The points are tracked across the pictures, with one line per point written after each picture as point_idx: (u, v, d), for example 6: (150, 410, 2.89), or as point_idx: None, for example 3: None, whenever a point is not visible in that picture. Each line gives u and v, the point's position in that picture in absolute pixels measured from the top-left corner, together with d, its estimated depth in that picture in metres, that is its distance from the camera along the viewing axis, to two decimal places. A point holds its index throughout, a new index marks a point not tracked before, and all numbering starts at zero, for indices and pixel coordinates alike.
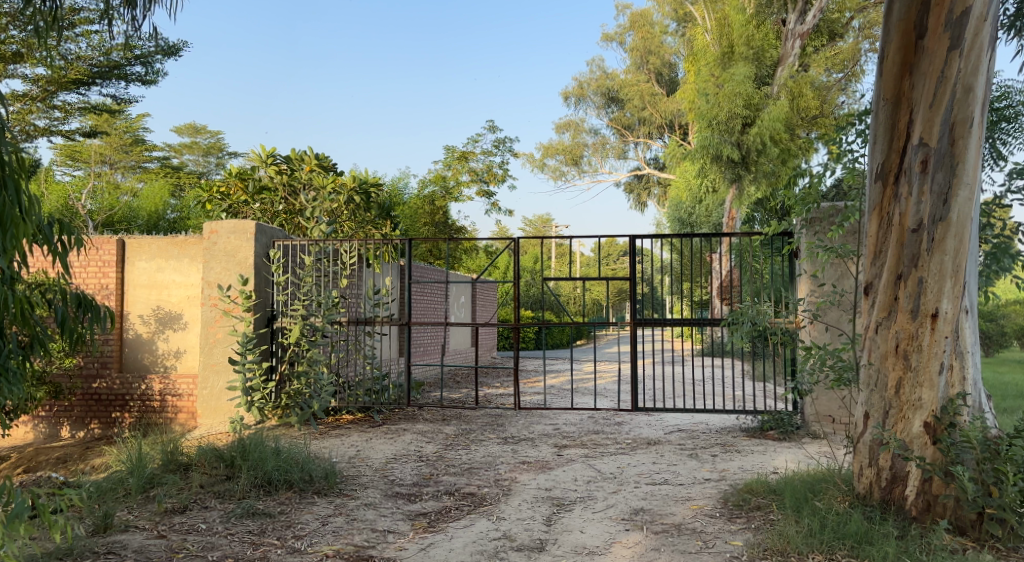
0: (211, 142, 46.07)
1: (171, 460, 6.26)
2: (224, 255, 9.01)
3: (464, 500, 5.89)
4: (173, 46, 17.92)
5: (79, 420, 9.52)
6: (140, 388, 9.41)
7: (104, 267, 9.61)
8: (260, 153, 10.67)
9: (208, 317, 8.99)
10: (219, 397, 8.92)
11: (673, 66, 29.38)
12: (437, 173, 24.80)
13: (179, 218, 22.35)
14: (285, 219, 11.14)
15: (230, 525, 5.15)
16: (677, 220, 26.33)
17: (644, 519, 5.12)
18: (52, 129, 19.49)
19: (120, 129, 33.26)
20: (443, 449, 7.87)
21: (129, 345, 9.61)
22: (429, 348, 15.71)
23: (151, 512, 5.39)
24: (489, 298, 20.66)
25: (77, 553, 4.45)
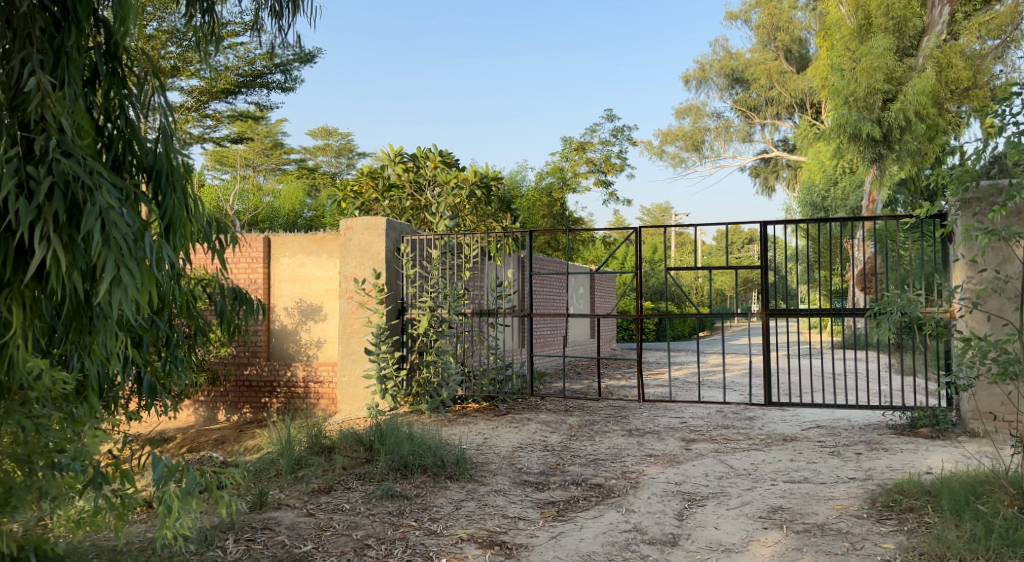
0: (342, 145, 48.31)
1: (317, 442, 6.66)
2: (359, 250, 9.44)
3: (593, 491, 5.89)
4: (309, 52, 18.98)
5: (233, 404, 10.30)
6: (286, 376, 10.04)
7: (253, 264, 10.32)
8: (389, 152, 11.17)
9: (346, 309, 9.49)
10: (356, 383, 9.38)
11: (803, 42, 27.90)
12: (555, 164, 25.01)
13: (314, 217, 23.62)
14: (411, 215, 11.47)
15: (370, 506, 5.41)
16: (810, 205, 24.90)
17: (784, 518, 4.93)
18: (205, 137, 21.16)
19: (263, 135, 35.64)
20: (568, 439, 7.89)
21: (276, 335, 10.30)
22: (550, 339, 15.83)
23: (300, 491, 5.75)
24: (610, 289, 20.54)
25: (238, 527, 4.83)
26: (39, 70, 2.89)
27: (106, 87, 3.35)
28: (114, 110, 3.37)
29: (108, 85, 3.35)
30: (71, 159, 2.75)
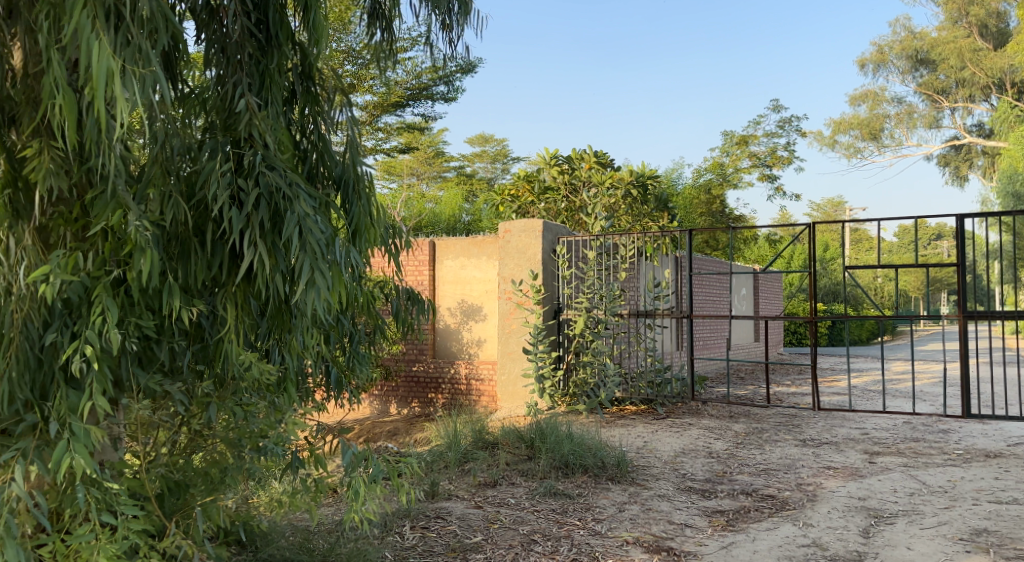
0: (499, 150, 49.52)
1: (481, 438, 6.87)
2: (517, 252, 9.63)
3: (765, 502, 5.63)
4: (470, 63, 19.67)
5: (403, 399, 10.87)
6: (450, 373, 10.46)
7: (419, 266, 10.84)
8: (544, 154, 11.31)
9: (504, 309, 9.72)
10: (515, 382, 9.57)
11: (1002, 15, 25.12)
12: (715, 160, 24.28)
13: (474, 222, 24.39)
14: (566, 216, 11.52)
15: (535, 503, 5.51)
16: (1011, 196, 22.32)
17: (990, 542, 4.46)
18: (375, 148, 22.53)
19: (426, 144, 37.34)
20: (736, 446, 7.60)
21: (441, 334, 10.74)
22: (713, 342, 15.31)
23: (467, 484, 5.96)
24: (776, 291, 19.55)
25: (413, 516, 5.09)
26: (247, 92, 3.19)
27: (302, 105, 3.64)
28: (308, 124, 3.65)
29: (304, 102, 3.63)
30: (273, 171, 3.00)
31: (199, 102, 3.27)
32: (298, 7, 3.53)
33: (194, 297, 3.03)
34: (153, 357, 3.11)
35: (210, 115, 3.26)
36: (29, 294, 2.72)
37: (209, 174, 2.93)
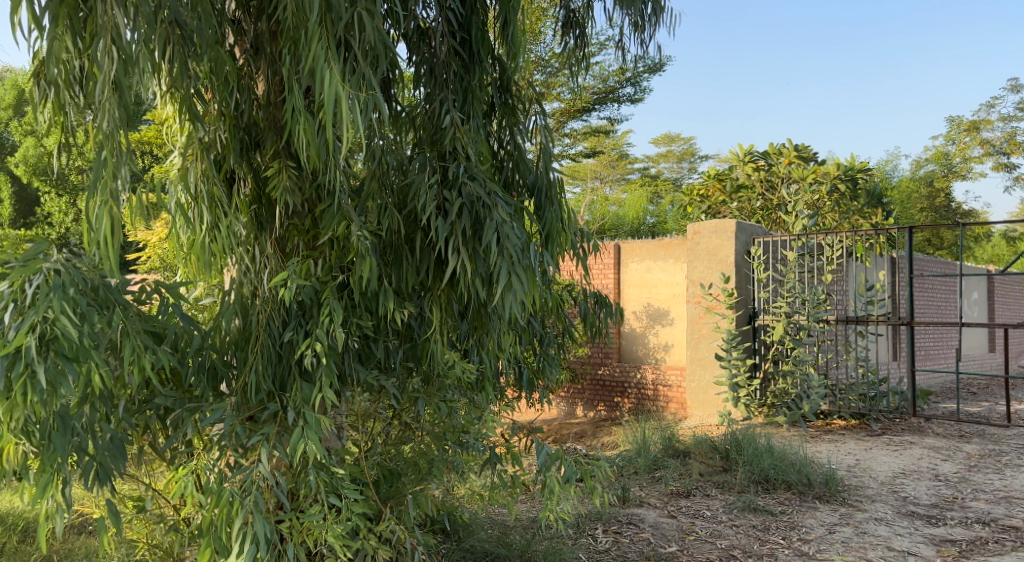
0: (685, 149, 48.04)
1: (672, 445, 6.72)
2: (707, 254, 9.29)
3: (1006, 535, 4.98)
4: (658, 62, 19.35)
5: (590, 401, 10.92)
6: (637, 378, 10.33)
7: (605, 270, 10.86)
8: (737, 151, 10.84)
9: (694, 314, 9.42)
10: (706, 390, 9.20)
11: None
12: (937, 150, 21.90)
13: (661, 224, 23.91)
14: (763, 215, 10.95)
15: (734, 517, 5.28)
16: None
17: None
18: (562, 154, 22.85)
19: (612, 147, 37.23)
20: (967, 470, 6.78)
21: (626, 338, 10.67)
22: (934, 352, 13.78)
23: (659, 492, 5.85)
24: (1013, 295, 17.20)
25: (606, 520, 5.09)
26: (452, 108, 3.38)
27: (500, 117, 3.76)
28: (506, 135, 3.77)
29: (501, 114, 3.76)
30: (476, 182, 3.14)
31: (409, 120, 3.51)
32: (497, 24, 3.68)
33: (404, 300, 3.26)
34: (370, 355, 3.37)
35: (418, 131, 3.49)
36: (273, 298, 3.09)
37: (419, 187, 3.14)
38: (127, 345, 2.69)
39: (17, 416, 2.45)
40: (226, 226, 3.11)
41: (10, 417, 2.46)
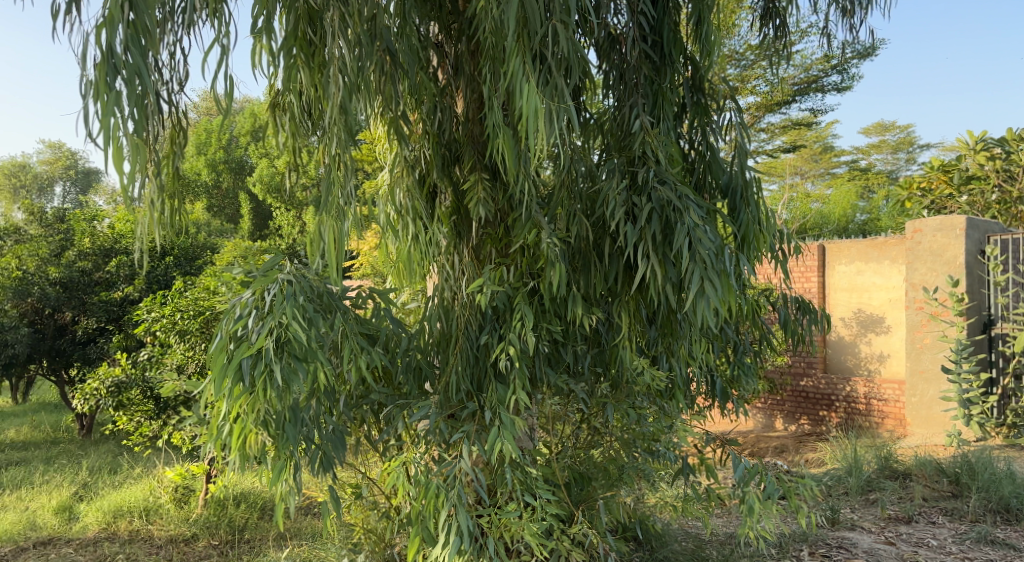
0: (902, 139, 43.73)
1: (888, 466, 6.13)
2: (931, 255, 8.37)
3: None
4: (869, 46, 17.80)
5: (790, 414, 10.22)
6: (845, 391, 9.46)
7: (809, 273, 10.18)
8: (967, 139, 9.47)
9: (914, 321, 8.47)
10: (930, 406, 8.26)
11: None
12: None
13: (871, 221, 21.96)
14: (1000, 210, 9.32)
15: (966, 549, 4.72)
16: None
17: None
18: (759, 151, 21.73)
19: None
20: None
21: (833, 347, 9.93)
22: None
23: (874, 516, 5.36)
24: None
25: (813, 541, 4.76)
26: (642, 113, 3.35)
27: (692, 117, 3.63)
28: (698, 136, 3.64)
29: (693, 115, 3.63)
30: (667, 186, 3.07)
31: (597, 127, 3.55)
32: (689, 24, 3.61)
33: (593, 305, 3.28)
34: (560, 359, 3.42)
35: (606, 137, 3.51)
36: (469, 302, 3.25)
37: (608, 193, 3.14)
38: (346, 346, 2.98)
39: (259, 408, 2.80)
40: (428, 236, 3.32)
41: (254, 408, 2.82)
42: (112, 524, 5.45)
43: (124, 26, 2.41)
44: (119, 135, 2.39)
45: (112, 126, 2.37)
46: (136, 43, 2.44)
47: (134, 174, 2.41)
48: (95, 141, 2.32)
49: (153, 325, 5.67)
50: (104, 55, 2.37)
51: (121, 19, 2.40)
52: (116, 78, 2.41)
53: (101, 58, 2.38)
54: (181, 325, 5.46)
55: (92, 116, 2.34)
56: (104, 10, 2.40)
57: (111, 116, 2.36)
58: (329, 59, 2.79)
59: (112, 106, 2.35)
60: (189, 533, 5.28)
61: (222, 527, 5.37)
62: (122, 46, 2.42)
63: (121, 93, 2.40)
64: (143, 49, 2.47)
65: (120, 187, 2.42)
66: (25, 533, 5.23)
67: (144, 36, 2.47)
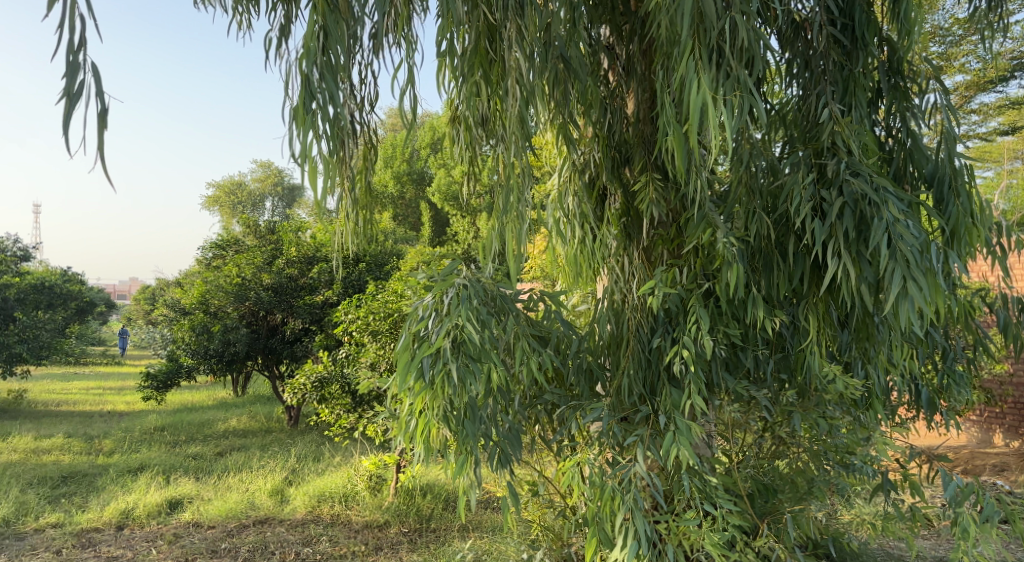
0: None
1: None
2: None
3: None
4: None
5: (1013, 429, 9.04)
6: None
7: None
8: None
9: None
10: None
11: None
12: None
13: None
14: None
15: None
16: None
17: None
18: None
19: None
20: None
21: None
22: None
23: None
24: None
25: None
26: (830, 101, 3.12)
27: (889, 102, 3.29)
28: (896, 122, 3.29)
29: (891, 99, 3.28)
30: (860, 177, 2.82)
31: (779, 119, 3.36)
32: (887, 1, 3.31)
33: (775, 307, 3.11)
34: (739, 363, 3.27)
35: (789, 129, 3.32)
36: (641, 305, 3.21)
37: (791, 188, 2.95)
38: (518, 348, 3.06)
39: (439, 403, 2.94)
40: (598, 239, 3.32)
41: (434, 404, 2.97)
42: (316, 507, 5.98)
43: (319, 54, 2.63)
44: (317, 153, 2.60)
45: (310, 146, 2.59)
46: (329, 69, 2.64)
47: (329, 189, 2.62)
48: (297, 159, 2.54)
49: (349, 326, 6.16)
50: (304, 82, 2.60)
51: (317, 48, 2.63)
52: (314, 101, 2.62)
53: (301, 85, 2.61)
54: (373, 325, 5.89)
55: (294, 136, 2.56)
56: (304, 41, 2.64)
57: (309, 136, 2.57)
58: (508, 70, 2.90)
59: (312, 126, 2.56)
60: (382, 520, 5.67)
61: (411, 514, 5.73)
62: (318, 72, 2.63)
63: (317, 115, 2.61)
64: (336, 73, 2.67)
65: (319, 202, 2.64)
66: (246, 512, 5.87)
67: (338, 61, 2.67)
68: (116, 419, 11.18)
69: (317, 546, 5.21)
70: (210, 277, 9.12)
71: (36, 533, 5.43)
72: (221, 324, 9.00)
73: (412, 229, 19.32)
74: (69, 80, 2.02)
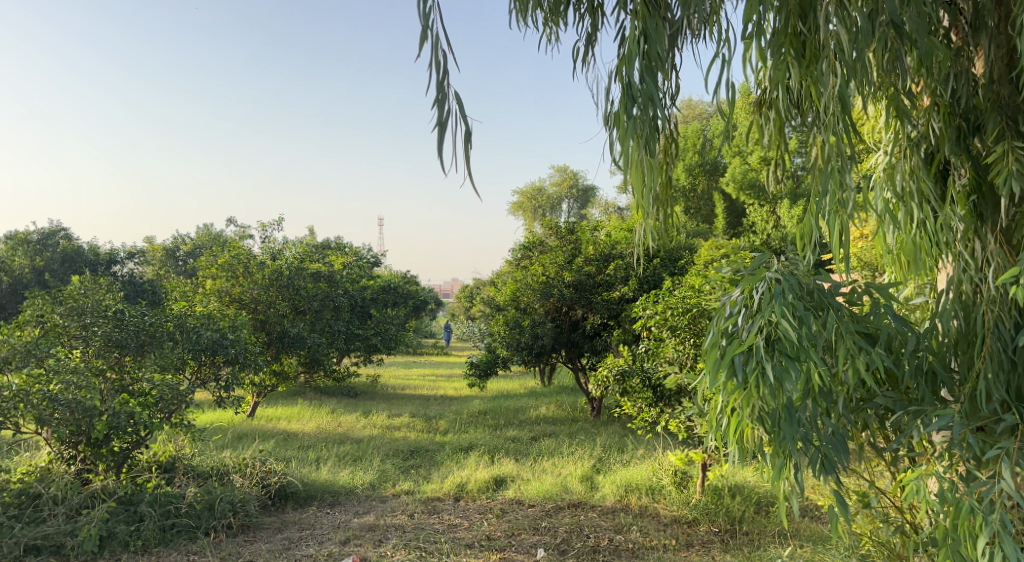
0: None
1: None
2: None
3: None
4: None
5: None
6: None
7: None
8: None
9: None
10: None
11: None
12: None
13: None
14: None
15: None
16: None
17: None
18: None
19: None
20: None
21: None
22: None
23: None
24: None
25: None
26: None
27: None
28: None
29: None
30: None
31: None
32: None
33: None
34: None
35: None
36: (999, 295, 2.77)
37: None
38: (841, 347, 2.83)
39: (753, 404, 2.89)
40: (940, 222, 2.90)
41: (747, 404, 2.92)
42: (626, 497, 6.13)
43: (641, 58, 2.96)
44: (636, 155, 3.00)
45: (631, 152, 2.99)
46: (649, 71, 2.96)
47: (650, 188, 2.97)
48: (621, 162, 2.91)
49: (649, 322, 6.18)
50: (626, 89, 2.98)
51: (639, 53, 2.97)
52: (634, 105, 2.98)
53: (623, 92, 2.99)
54: (672, 321, 5.81)
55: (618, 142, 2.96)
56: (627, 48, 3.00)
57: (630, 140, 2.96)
58: (823, 50, 2.75)
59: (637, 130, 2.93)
60: (691, 517, 5.62)
61: (721, 514, 5.61)
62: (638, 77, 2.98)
63: (637, 118, 2.97)
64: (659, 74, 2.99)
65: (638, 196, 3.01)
66: (561, 495, 6.23)
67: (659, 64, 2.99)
68: (447, 402, 12.59)
69: (629, 534, 5.34)
70: (520, 276, 9.83)
71: (394, 497, 6.34)
72: (530, 319, 9.66)
73: (708, 220, 18.72)
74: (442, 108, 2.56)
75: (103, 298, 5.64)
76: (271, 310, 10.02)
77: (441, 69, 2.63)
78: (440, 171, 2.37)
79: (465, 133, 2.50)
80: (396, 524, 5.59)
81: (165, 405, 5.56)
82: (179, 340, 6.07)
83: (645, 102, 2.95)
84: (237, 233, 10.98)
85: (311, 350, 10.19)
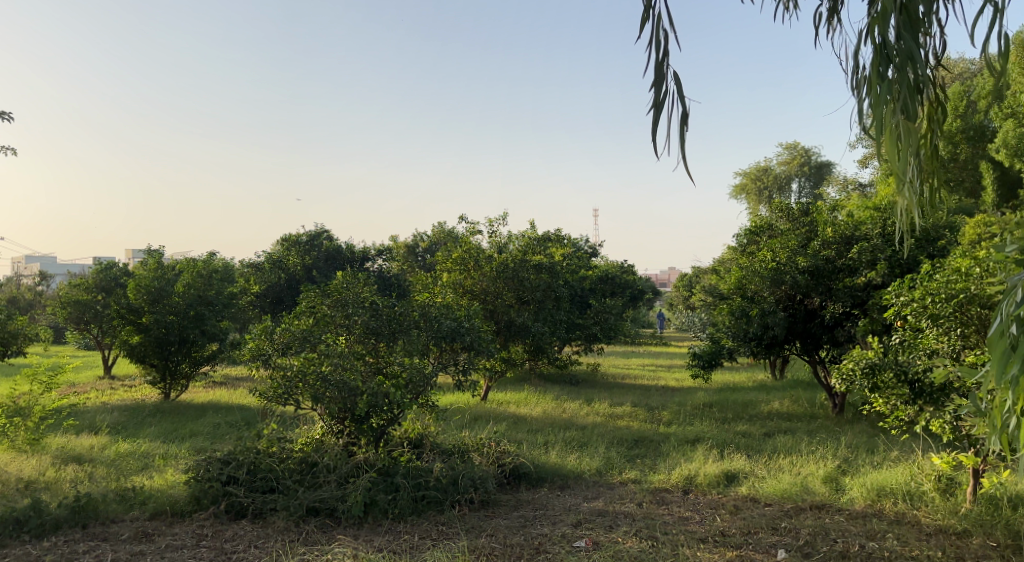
0: None
1: None
2: None
3: None
4: None
5: None
6: None
7: None
8: None
9: None
10: None
11: None
12: None
13: None
14: None
15: None
16: None
17: None
18: None
19: None
20: None
21: None
22: None
23: None
24: None
25: None
26: None
27: None
28: None
29: None
30: None
31: None
32: None
33: None
34: None
35: None
36: None
37: None
38: None
39: None
40: None
41: None
42: (878, 502, 5.62)
43: (897, 14, 3.25)
44: (893, 115, 3.26)
45: (889, 111, 3.27)
46: (907, 26, 3.26)
47: (909, 147, 3.21)
48: (882, 124, 3.19)
49: (903, 310, 5.60)
50: (881, 50, 3.25)
51: (894, 12, 3.26)
52: (890, 64, 3.27)
53: (877, 53, 3.28)
54: (933, 309, 5.26)
55: (875, 104, 3.23)
56: (881, 9, 3.29)
57: (888, 101, 3.25)
58: None
59: (894, 90, 3.20)
60: (961, 528, 5.02)
61: (999, 527, 4.95)
62: (893, 34, 3.27)
63: (893, 78, 3.25)
64: (913, 30, 3.28)
65: (896, 155, 3.28)
66: (802, 495, 5.86)
67: (914, 20, 3.28)
68: (670, 393, 12.36)
69: (884, 542, 4.90)
70: (746, 263, 9.39)
71: (621, 485, 6.37)
72: (759, 308, 9.17)
73: (971, 193, 16.43)
74: (659, 93, 3.27)
75: (363, 290, 6.32)
76: (499, 300, 10.60)
77: (664, 62, 3.32)
78: (653, 152, 3.11)
79: (681, 113, 3.19)
80: (626, 512, 5.61)
81: (413, 386, 6.01)
82: (423, 328, 6.55)
83: (903, 59, 3.24)
84: (468, 228, 11.67)
85: (536, 338, 10.57)
